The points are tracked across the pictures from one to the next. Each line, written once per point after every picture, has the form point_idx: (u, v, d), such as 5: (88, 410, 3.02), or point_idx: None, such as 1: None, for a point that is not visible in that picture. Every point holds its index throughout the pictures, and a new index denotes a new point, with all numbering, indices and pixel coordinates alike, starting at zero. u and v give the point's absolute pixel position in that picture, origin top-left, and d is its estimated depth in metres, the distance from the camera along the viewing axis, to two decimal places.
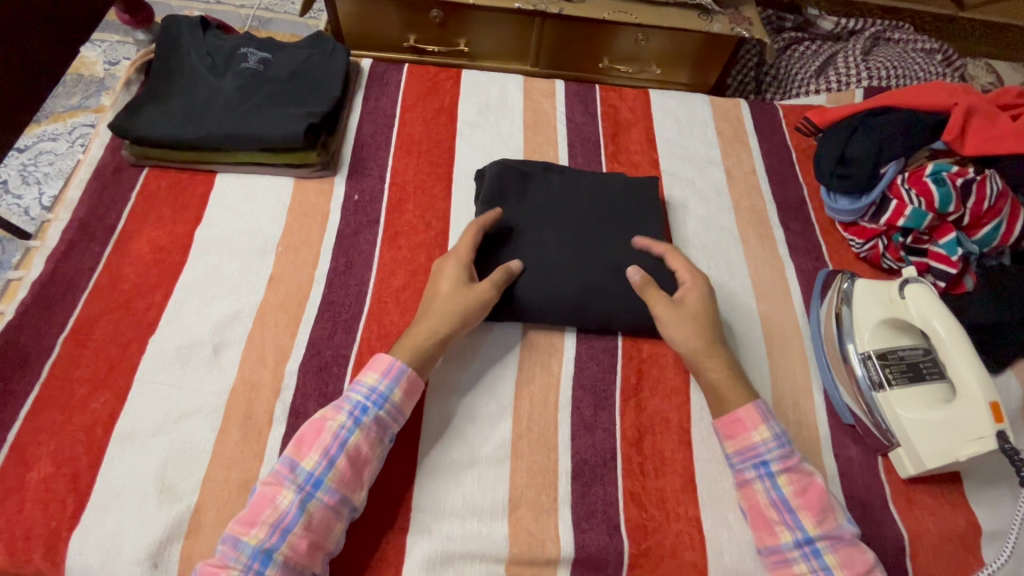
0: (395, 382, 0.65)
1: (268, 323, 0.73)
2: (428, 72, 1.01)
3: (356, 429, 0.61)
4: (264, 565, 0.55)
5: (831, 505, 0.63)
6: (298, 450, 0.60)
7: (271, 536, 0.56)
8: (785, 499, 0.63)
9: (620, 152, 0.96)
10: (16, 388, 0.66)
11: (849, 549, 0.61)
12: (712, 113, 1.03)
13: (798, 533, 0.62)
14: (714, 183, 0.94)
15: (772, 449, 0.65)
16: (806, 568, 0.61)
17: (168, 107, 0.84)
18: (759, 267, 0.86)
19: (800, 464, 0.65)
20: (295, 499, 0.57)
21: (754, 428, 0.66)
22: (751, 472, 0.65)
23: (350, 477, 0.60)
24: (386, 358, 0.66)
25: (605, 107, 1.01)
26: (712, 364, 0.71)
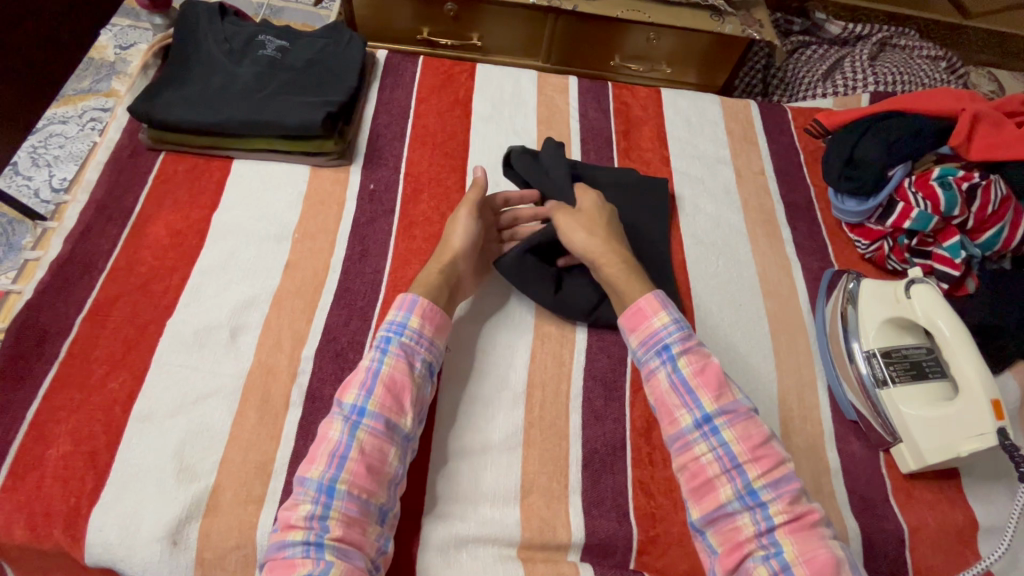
0: (412, 311, 0.68)
1: (285, 308, 0.74)
2: (443, 65, 1.02)
3: (384, 358, 0.65)
4: (330, 497, 0.57)
5: (728, 383, 0.65)
6: (341, 390, 0.64)
7: (330, 468, 0.58)
8: (685, 380, 0.65)
9: (632, 149, 0.97)
10: (36, 366, 0.66)
11: (746, 423, 0.63)
12: (723, 113, 1.04)
13: (697, 413, 0.64)
14: (724, 182, 0.96)
15: (672, 334, 0.67)
16: (707, 450, 0.62)
17: (186, 92, 0.84)
18: (767, 264, 0.88)
19: (698, 347, 0.67)
20: (344, 429, 0.60)
21: (655, 317, 0.69)
22: (656, 359, 0.67)
23: (391, 403, 0.63)
24: (401, 296, 0.70)
25: (617, 104, 1.02)
26: (608, 264, 0.74)
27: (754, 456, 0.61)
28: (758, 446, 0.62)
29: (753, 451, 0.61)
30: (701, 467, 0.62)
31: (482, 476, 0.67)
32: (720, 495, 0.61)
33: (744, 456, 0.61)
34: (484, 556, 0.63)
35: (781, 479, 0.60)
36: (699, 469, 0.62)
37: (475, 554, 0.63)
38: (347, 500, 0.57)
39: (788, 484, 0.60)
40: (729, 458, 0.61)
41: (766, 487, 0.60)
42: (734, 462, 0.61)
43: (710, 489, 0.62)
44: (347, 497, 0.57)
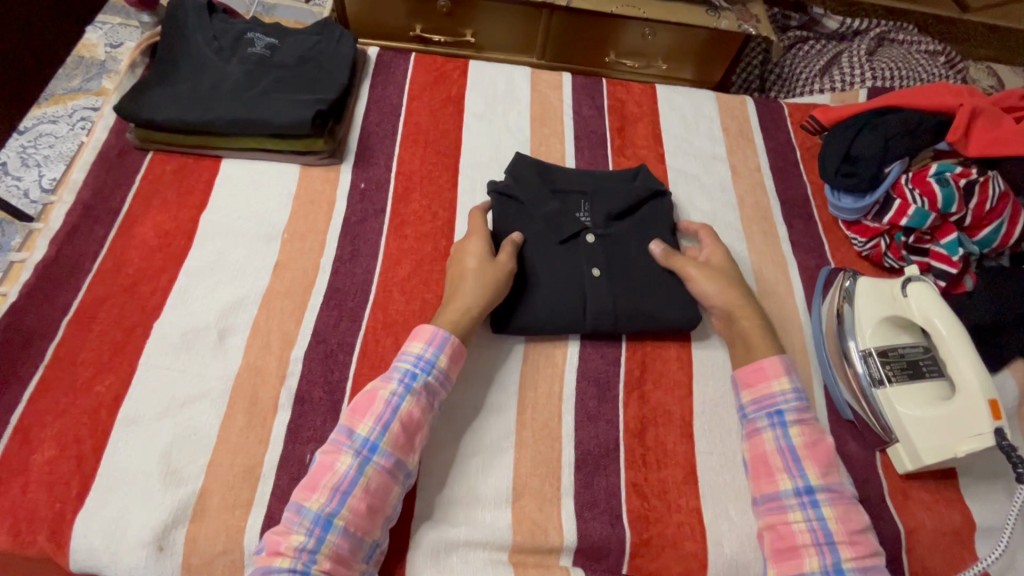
0: (440, 350, 0.66)
1: (274, 309, 0.73)
2: (435, 62, 1.01)
3: (406, 395, 0.63)
4: (325, 530, 0.56)
5: (836, 464, 0.65)
6: (353, 418, 0.62)
7: (331, 501, 0.57)
8: (794, 448, 0.65)
9: (626, 146, 0.96)
10: (21, 370, 0.65)
11: (847, 507, 0.63)
12: (718, 110, 1.03)
13: (798, 481, 0.64)
14: (719, 179, 0.95)
15: (790, 402, 0.68)
16: (802, 518, 0.62)
17: (174, 91, 0.83)
18: (763, 263, 0.87)
19: (813, 422, 0.68)
20: (352, 463, 0.59)
21: (776, 378, 0.69)
22: (765, 420, 0.68)
23: (403, 442, 0.62)
24: (429, 328, 0.68)
25: (612, 101, 1.01)
26: (745, 317, 0.74)
27: (850, 538, 0.61)
28: (856, 531, 0.61)
29: (850, 534, 0.61)
30: (789, 533, 0.62)
31: (473, 479, 0.67)
32: (804, 563, 0.60)
33: (841, 536, 0.61)
34: (475, 561, 0.62)
35: (872, 568, 0.59)
36: (787, 534, 0.62)
37: (465, 558, 0.63)
38: (341, 536, 0.56)
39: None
40: (823, 533, 0.61)
41: (856, 571, 0.59)
42: (828, 538, 0.61)
43: (794, 555, 0.61)
44: (343, 532, 0.56)
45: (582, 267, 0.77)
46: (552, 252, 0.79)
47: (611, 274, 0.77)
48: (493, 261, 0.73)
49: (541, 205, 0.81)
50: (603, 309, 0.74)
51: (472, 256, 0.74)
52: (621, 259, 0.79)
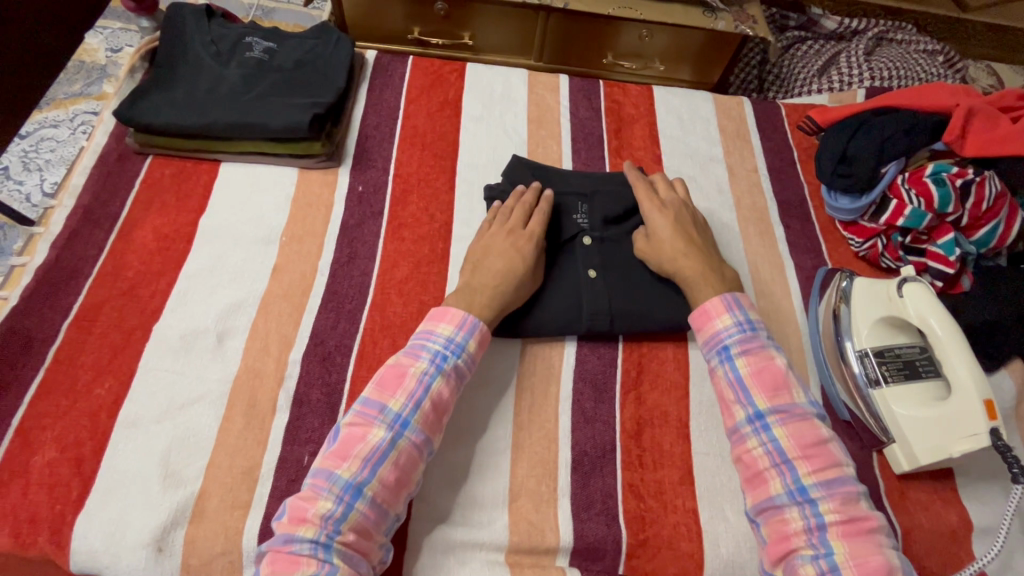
0: (470, 334, 0.67)
1: (272, 312, 0.74)
2: (433, 65, 1.02)
3: (437, 375, 0.63)
4: (353, 501, 0.56)
5: (787, 385, 0.65)
6: (383, 392, 0.62)
7: (362, 470, 0.57)
8: (741, 378, 0.66)
9: (623, 147, 0.96)
10: (22, 373, 0.66)
11: (800, 424, 0.63)
12: (715, 111, 1.03)
13: (750, 408, 0.64)
14: (716, 180, 0.95)
15: (732, 334, 0.68)
16: (758, 444, 0.63)
17: (172, 95, 0.83)
18: (760, 264, 0.87)
19: (761, 348, 0.67)
20: (386, 436, 0.59)
21: (716, 315, 0.70)
22: (715, 358, 0.69)
23: (431, 420, 0.62)
24: (459, 312, 0.68)
25: (609, 103, 1.01)
26: (687, 265, 0.74)
27: (805, 454, 0.61)
28: (811, 445, 0.61)
29: (805, 450, 0.61)
30: (752, 460, 0.63)
31: (469, 480, 0.67)
32: (770, 487, 0.61)
33: (795, 452, 0.61)
34: (471, 561, 0.63)
35: (833, 480, 0.60)
36: (751, 462, 0.63)
37: (463, 559, 0.63)
38: (369, 504, 0.56)
39: (841, 486, 0.59)
40: (778, 453, 0.61)
41: (818, 486, 0.59)
42: (784, 457, 0.61)
43: (762, 482, 0.62)
44: (370, 502, 0.57)
45: (580, 268, 0.78)
46: (550, 254, 0.79)
47: (608, 275, 0.78)
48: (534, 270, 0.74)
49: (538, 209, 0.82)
50: (598, 308, 0.75)
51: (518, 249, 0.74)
52: (617, 261, 0.79)
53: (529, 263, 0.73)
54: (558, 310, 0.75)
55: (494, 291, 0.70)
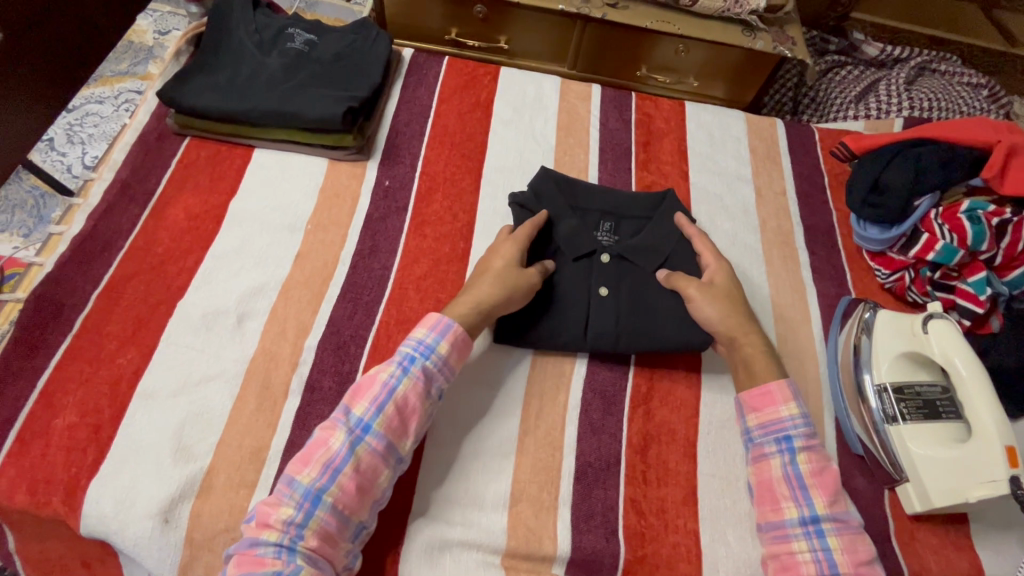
0: (443, 336, 0.67)
1: (291, 297, 0.75)
2: (467, 67, 1.03)
3: (404, 378, 0.64)
4: (313, 506, 0.56)
5: (842, 493, 0.64)
6: (352, 398, 0.63)
7: (321, 477, 0.58)
8: (800, 475, 0.64)
9: (650, 161, 0.96)
10: (50, 337, 0.68)
11: (853, 537, 0.62)
12: (747, 130, 1.02)
13: (805, 511, 0.63)
14: (742, 201, 0.94)
15: (797, 426, 0.67)
16: (808, 548, 0.61)
17: (214, 79, 0.86)
18: (781, 289, 0.86)
19: (820, 448, 0.67)
20: (346, 441, 0.60)
21: (782, 402, 0.68)
22: (771, 445, 0.67)
23: (397, 427, 0.62)
24: (436, 316, 0.69)
25: (639, 115, 1.01)
26: (747, 341, 0.72)
27: (856, 570, 0.60)
28: (862, 562, 0.60)
29: (856, 566, 0.60)
30: (794, 562, 0.61)
31: (472, 480, 0.67)
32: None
33: (845, 566, 0.60)
34: (467, 561, 0.63)
35: None
36: (792, 564, 0.61)
37: (459, 557, 0.63)
38: (330, 514, 0.57)
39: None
40: (828, 563, 0.60)
41: None
42: (833, 569, 0.60)
43: None
44: (331, 509, 0.57)
45: (592, 286, 0.77)
46: (566, 268, 0.79)
47: (620, 294, 0.77)
48: (522, 273, 0.73)
49: (560, 221, 0.82)
50: (604, 328, 0.74)
51: (501, 260, 0.74)
52: (630, 282, 0.78)
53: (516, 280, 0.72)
54: (564, 326, 0.75)
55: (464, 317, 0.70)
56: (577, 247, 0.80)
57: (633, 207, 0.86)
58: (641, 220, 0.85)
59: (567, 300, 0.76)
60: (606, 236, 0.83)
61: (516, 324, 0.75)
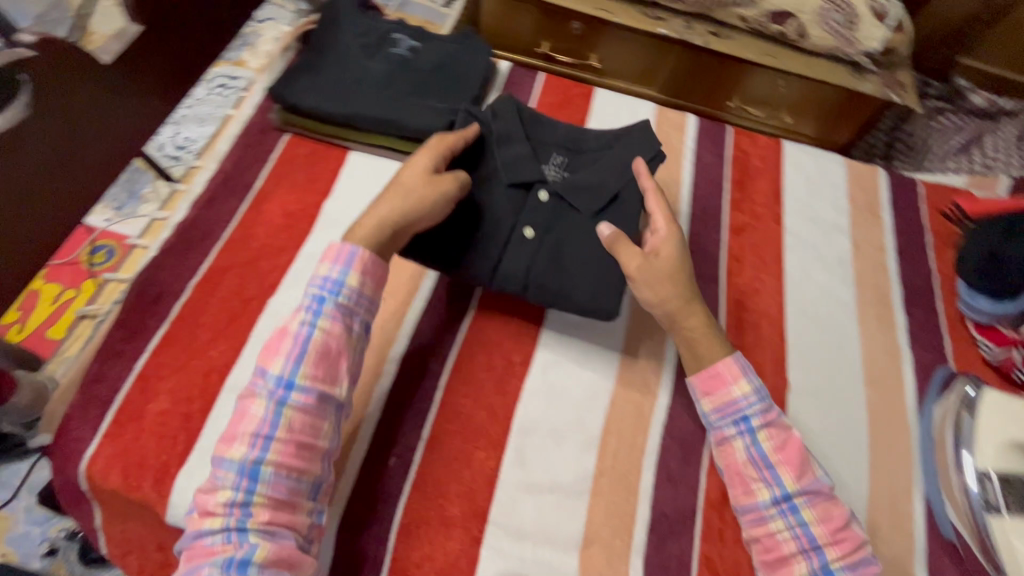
0: (348, 267, 0.63)
1: (378, 307, 0.76)
2: (562, 86, 1.01)
3: (317, 326, 0.61)
4: (252, 481, 0.55)
5: (809, 461, 0.65)
6: (265, 359, 0.60)
7: (252, 450, 0.56)
8: (765, 456, 0.65)
9: (743, 201, 0.93)
10: (149, 321, 0.70)
11: (827, 505, 0.63)
12: (847, 178, 0.98)
13: (776, 490, 0.64)
14: (838, 252, 0.90)
15: (754, 406, 0.67)
16: (785, 527, 0.63)
17: (320, 80, 0.86)
18: (874, 351, 0.82)
19: (779, 420, 0.67)
20: (268, 406, 0.58)
21: (731, 382, 0.68)
22: (733, 429, 0.67)
23: (323, 374, 0.60)
24: (338, 246, 0.64)
25: (734, 152, 0.98)
26: (689, 320, 0.70)
27: (835, 538, 0.61)
28: (839, 528, 0.62)
29: (834, 534, 0.61)
30: (775, 544, 0.63)
31: (546, 516, 0.66)
32: (793, 569, 0.61)
33: (824, 538, 0.61)
34: None
35: (858, 563, 0.61)
36: (774, 546, 0.63)
37: None
38: (273, 481, 0.56)
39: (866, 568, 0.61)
40: (807, 539, 0.61)
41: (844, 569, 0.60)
42: (813, 543, 0.61)
43: (785, 565, 0.62)
44: (272, 479, 0.56)
45: (519, 222, 0.75)
46: (497, 192, 0.76)
47: (544, 236, 0.74)
48: (437, 184, 0.68)
49: (509, 144, 0.79)
50: (513, 271, 0.72)
51: (421, 169, 0.69)
52: (564, 224, 0.76)
53: (444, 196, 0.68)
54: (478, 258, 0.73)
55: (379, 229, 0.66)
56: (558, 192, 0.77)
57: (591, 143, 0.83)
58: (600, 147, 0.83)
59: (547, 247, 0.73)
60: (554, 169, 0.81)
61: (428, 243, 0.74)
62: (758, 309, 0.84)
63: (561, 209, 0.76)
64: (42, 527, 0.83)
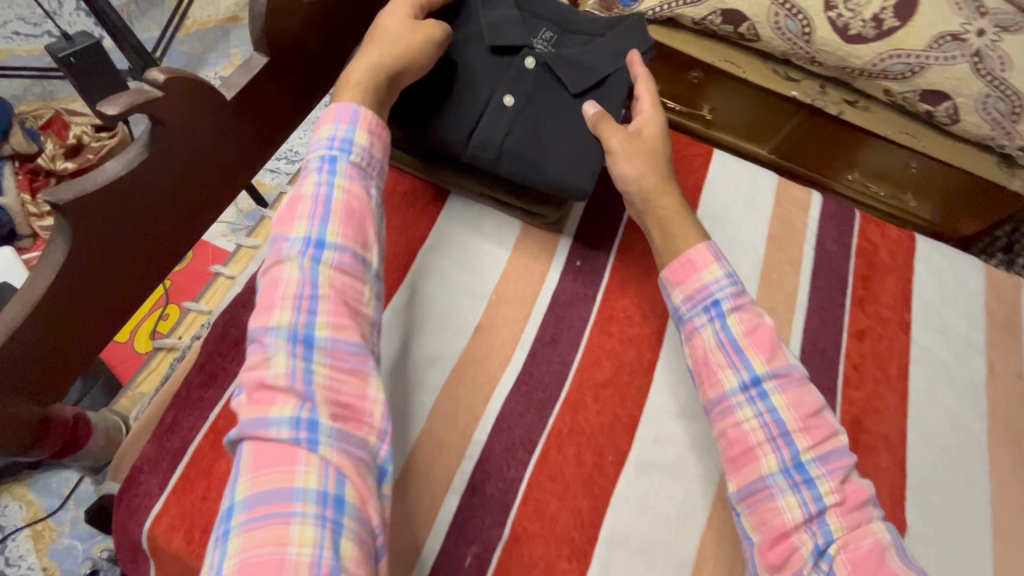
0: (355, 126, 0.60)
1: (466, 377, 0.69)
2: (678, 141, 0.91)
3: (334, 186, 0.57)
4: (309, 352, 0.52)
5: (780, 346, 0.63)
6: (283, 224, 0.56)
7: (297, 315, 0.53)
8: (733, 339, 0.63)
9: (868, 300, 0.84)
10: (228, 367, 0.64)
11: (798, 390, 0.61)
12: (985, 287, 0.88)
13: (744, 372, 0.61)
14: (970, 375, 0.81)
15: (723, 289, 0.64)
16: (753, 415, 0.60)
17: None
18: (1003, 498, 0.74)
19: (751, 306, 0.65)
20: (301, 266, 0.55)
21: (704, 267, 0.66)
22: (703, 315, 0.65)
23: (353, 236, 0.57)
24: (337, 106, 0.61)
25: (862, 241, 0.88)
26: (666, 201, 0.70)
27: (804, 425, 0.59)
28: (809, 416, 0.60)
29: (803, 420, 0.60)
30: (742, 433, 0.60)
31: None
32: (763, 464, 0.59)
33: (794, 424, 0.59)
34: None
35: (831, 453, 0.59)
36: (740, 435, 0.60)
37: None
38: (331, 351, 0.53)
39: (838, 458, 0.59)
40: (776, 426, 0.59)
41: (816, 461, 0.58)
42: (782, 430, 0.59)
43: (752, 459, 0.60)
44: (331, 343, 0.53)
45: (496, 93, 0.71)
46: (509, 77, 0.71)
47: (523, 106, 0.70)
48: (424, 36, 0.65)
49: (493, 11, 0.74)
50: (488, 138, 0.68)
51: (404, 22, 0.65)
52: (545, 100, 0.71)
53: (427, 48, 0.65)
54: (455, 124, 0.70)
55: (381, 110, 0.64)
56: (578, 67, 0.72)
57: (583, 24, 0.77)
58: (589, 38, 0.76)
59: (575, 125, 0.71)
60: (543, 43, 0.75)
61: (412, 107, 0.71)
62: (877, 430, 0.75)
63: (557, 88, 0.72)
64: (86, 544, 0.91)
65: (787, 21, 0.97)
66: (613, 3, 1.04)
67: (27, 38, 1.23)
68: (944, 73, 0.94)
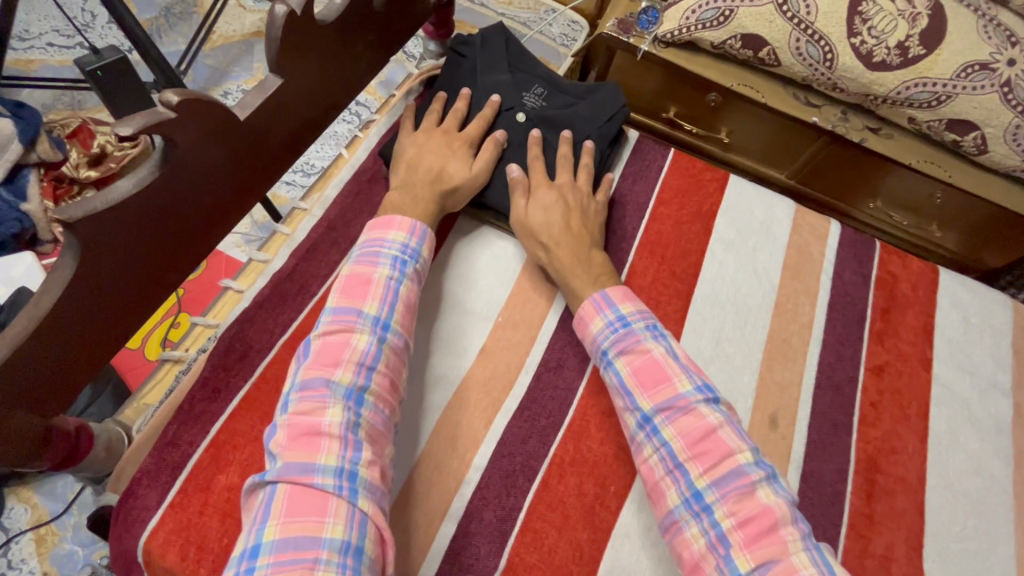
0: (422, 241, 0.67)
1: (468, 401, 0.68)
2: (693, 166, 0.90)
3: (403, 280, 0.64)
4: (359, 405, 0.55)
5: (667, 376, 0.62)
6: (354, 297, 0.61)
7: (359, 376, 0.56)
8: (622, 382, 0.64)
9: (888, 334, 0.81)
10: (231, 381, 0.65)
11: (687, 418, 0.60)
12: (1012, 324, 0.85)
13: (637, 412, 0.62)
14: (995, 416, 0.77)
15: (607, 336, 0.67)
16: (652, 451, 0.60)
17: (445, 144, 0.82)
18: None
19: (636, 344, 0.65)
20: (371, 340, 0.59)
21: (590, 319, 0.68)
22: (600, 366, 0.67)
23: (408, 323, 0.63)
24: (409, 219, 0.67)
25: (882, 273, 0.86)
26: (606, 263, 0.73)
27: (694, 453, 0.58)
28: (699, 442, 0.58)
29: (693, 448, 0.58)
30: (650, 469, 0.60)
31: None
32: (667, 500, 0.58)
33: (684, 453, 0.58)
34: None
35: (725, 476, 0.56)
36: (649, 472, 0.60)
37: None
38: (375, 413, 0.56)
39: (734, 481, 0.56)
40: (669, 458, 0.59)
41: (710, 488, 0.56)
42: (675, 462, 0.58)
43: (660, 492, 0.59)
44: (375, 408, 0.56)
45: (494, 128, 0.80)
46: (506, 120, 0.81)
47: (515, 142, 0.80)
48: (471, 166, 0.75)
49: (492, 72, 0.83)
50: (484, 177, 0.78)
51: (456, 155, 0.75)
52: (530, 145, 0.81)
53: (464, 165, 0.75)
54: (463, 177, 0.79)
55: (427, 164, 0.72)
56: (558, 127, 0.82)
57: (569, 85, 0.87)
58: (572, 99, 0.86)
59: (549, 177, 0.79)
60: (534, 99, 0.84)
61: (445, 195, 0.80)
62: (895, 472, 0.72)
63: (554, 139, 0.82)
64: (86, 550, 0.93)
65: (809, 47, 0.96)
66: (631, 27, 1.05)
67: (61, 49, 1.27)
68: (968, 101, 0.95)
